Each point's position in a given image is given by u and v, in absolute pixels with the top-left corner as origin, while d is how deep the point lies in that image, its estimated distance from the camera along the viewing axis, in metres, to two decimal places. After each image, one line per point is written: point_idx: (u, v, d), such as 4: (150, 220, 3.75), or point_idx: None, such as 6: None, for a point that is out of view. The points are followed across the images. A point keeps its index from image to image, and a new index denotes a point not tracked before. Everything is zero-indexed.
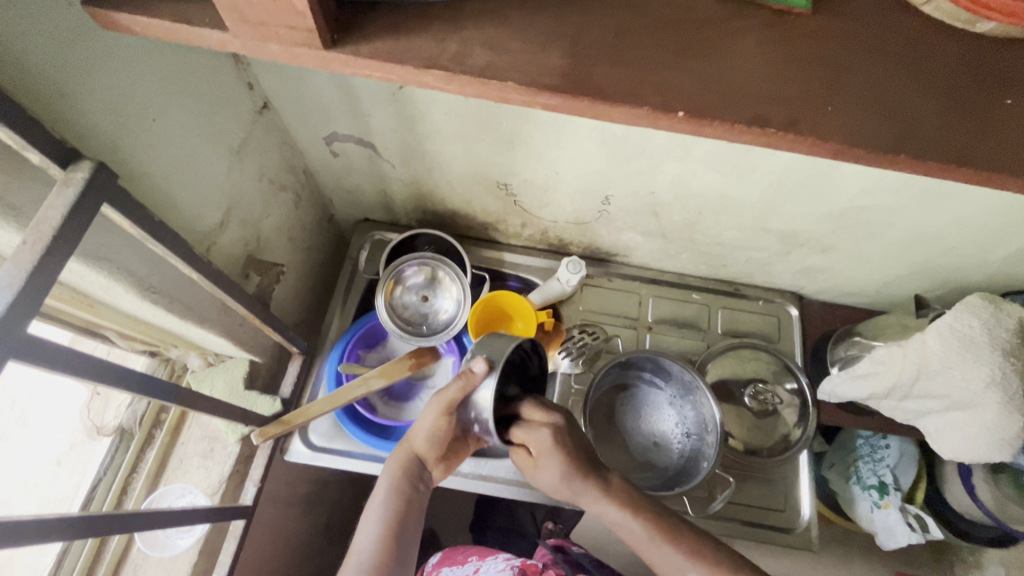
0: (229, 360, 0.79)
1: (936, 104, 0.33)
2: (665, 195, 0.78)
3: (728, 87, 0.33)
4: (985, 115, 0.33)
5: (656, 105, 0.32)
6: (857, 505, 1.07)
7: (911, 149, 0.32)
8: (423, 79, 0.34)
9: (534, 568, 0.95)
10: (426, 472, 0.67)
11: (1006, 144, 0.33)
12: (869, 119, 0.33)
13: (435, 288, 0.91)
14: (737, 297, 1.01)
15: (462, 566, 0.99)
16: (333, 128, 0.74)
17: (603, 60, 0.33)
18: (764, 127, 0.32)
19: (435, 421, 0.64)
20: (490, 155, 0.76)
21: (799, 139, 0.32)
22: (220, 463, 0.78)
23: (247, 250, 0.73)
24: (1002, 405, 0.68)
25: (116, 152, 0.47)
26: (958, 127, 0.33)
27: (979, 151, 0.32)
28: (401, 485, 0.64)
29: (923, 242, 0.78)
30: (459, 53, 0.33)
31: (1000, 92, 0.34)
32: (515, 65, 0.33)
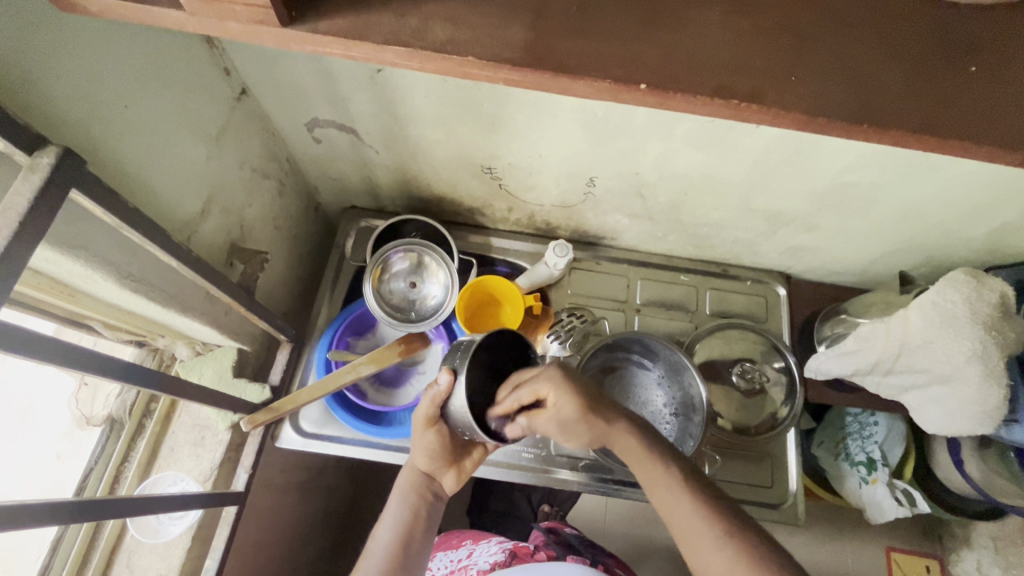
0: (217, 349, 0.79)
1: (900, 71, 0.33)
2: (649, 176, 0.78)
3: (692, 57, 0.32)
4: (947, 81, 0.33)
5: (617, 78, 0.32)
6: (847, 481, 1.09)
7: (874, 118, 0.32)
8: (384, 56, 0.34)
9: (526, 549, 0.96)
10: (434, 484, 0.69)
11: (969, 111, 0.32)
12: (833, 86, 0.32)
13: (423, 274, 0.91)
14: (726, 278, 1.01)
15: (456, 550, 1.01)
16: (313, 114, 0.74)
17: (566, 34, 0.33)
18: (726, 99, 0.32)
19: (425, 434, 0.66)
20: (472, 138, 0.75)
21: (761, 109, 0.32)
22: (211, 450, 0.78)
23: (231, 238, 0.72)
24: (983, 379, 0.69)
25: (89, 138, 0.47)
26: (921, 95, 0.33)
27: (940, 119, 0.32)
28: (408, 497, 0.67)
29: (908, 218, 0.78)
30: (420, 29, 0.33)
31: (966, 58, 0.33)
32: (475, 39, 0.32)
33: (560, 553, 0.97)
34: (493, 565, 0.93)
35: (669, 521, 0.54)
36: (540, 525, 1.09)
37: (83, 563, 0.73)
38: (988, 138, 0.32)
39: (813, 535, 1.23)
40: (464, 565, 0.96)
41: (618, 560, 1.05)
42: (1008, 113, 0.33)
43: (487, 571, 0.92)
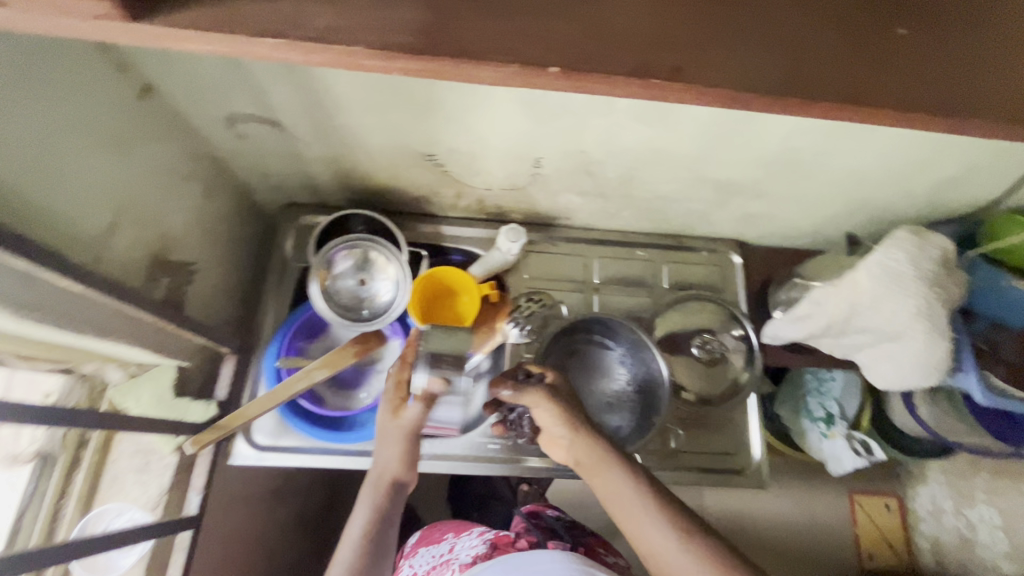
0: (154, 368, 0.74)
1: (835, 33, 0.32)
2: (596, 152, 0.75)
3: (615, 33, 0.30)
4: (878, 41, 0.32)
5: (533, 62, 0.29)
6: (807, 437, 1.13)
7: (811, 89, 0.30)
8: (261, 49, 0.30)
9: (506, 540, 0.93)
10: (405, 490, 0.67)
11: (904, 77, 0.31)
12: (768, 58, 0.30)
13: (372, 271, 0.87)
14: (682, 250, 1.00)
15: (438, 545, 1.00)
16: (231, 108, 0.68)
17: (467, 12, 0.30)
18: (646, 77, 0.29)
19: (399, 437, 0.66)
20: (407, 125, 0.71)
21: (689, 88, 0.29)
22: (158, 475, 0.73)
23: (153, 250, 0.66)
24: (929, 334, 0.71)
25: None
26: (853, 59, 0.31)
27: (879, 86, 0.31)
28: (375, 513, 0.63)
29: (852, 179, 0.79)
30: (290, 14, 0.30)
31: (893, 23, 0.32)
32: (365, 28, 0.29)
33: (541, 537, 0.96)
34: (474, 557, 0.91)
35: (646, 515, 0.61)
36: (522, 510, 1.10)
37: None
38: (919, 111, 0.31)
39: (782, 488, 1.28)
40: (446, 559, 0.94)
41: (598, 537, 1.07)
42: (928, 83, 0.32)
43: (468, 564, 0.90)
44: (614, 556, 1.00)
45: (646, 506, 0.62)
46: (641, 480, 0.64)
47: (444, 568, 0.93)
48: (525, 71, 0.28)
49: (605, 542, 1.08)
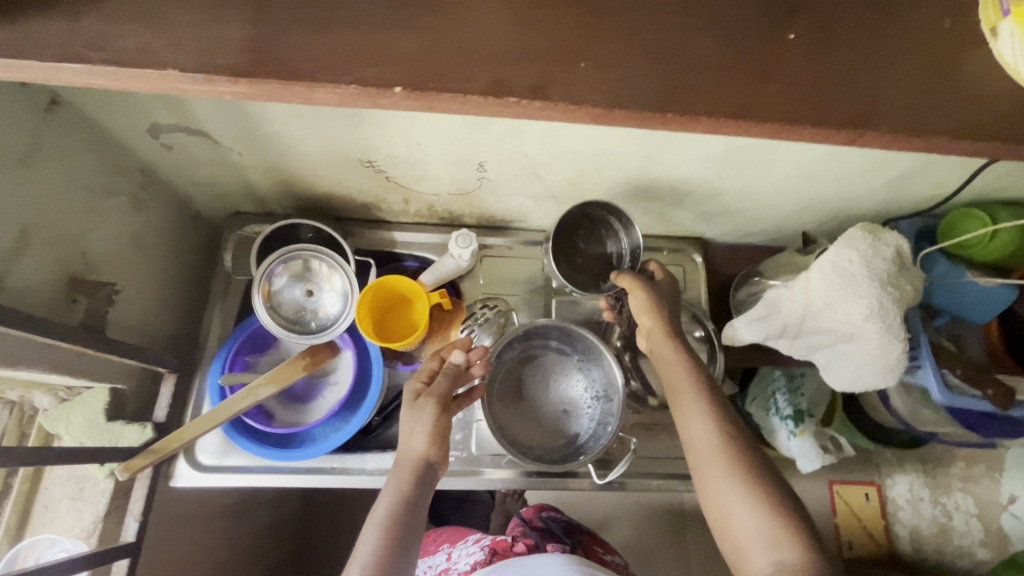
0: (85, 392, 0.70)
1: (716, 41, 0.40)
2: (540, 155, 0.73)
3: (458, 51, 0.37)
4: (763, 53, 0.40)
5: (368, 83, 0.36)
6: (776, 435, 1.11)
7: (684, 97, 0.38)
8: (62, 73, 0.37)
9: (504, 545, 0.94)
10: (431, 472, 0.71)
11: (778, 85, 0.39)
12: (645, 71, 0.38)
13: (319, 281, 0.84)
14: (642, 250, 0.98)
15: (433, 555, 1.01)
16: (152, 119, 0.65)
17: (285, 25, 0.37)
18: (494, 94, 0.36)
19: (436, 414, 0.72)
20: (339, 132, 0.68)
21: (543, 101, 0.37)
22: (92, 503, 0.71)
23: (69, 272, 0.63)
24: (883, 335, 0.69)
25: None
26: (733, 64, 0.39)
27: (758, 95, 0.39)
28: (404, 492, 0.67)
29: (807, 176, 0.76)
30: (98, 38, 0.37)
31: (784, 31, 0.41)
32: (165, 47, 0.36)
33: (538, 541, 0.97)
34: (474, 564, 0.92)
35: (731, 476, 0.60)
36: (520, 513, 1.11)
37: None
38: (774, 114, 0.39)
39: None
40: (446, 568, 0.96)
41: (594, 536, 1.10)
42: (783, 97, 0.39)
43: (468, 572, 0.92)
44: (610, 553, 1.03)
45: (719, 452, 0.62)
46: (721, 419, 0.65)
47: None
48: (358, 87, 0.36)
49: (600, 540, 1.11)
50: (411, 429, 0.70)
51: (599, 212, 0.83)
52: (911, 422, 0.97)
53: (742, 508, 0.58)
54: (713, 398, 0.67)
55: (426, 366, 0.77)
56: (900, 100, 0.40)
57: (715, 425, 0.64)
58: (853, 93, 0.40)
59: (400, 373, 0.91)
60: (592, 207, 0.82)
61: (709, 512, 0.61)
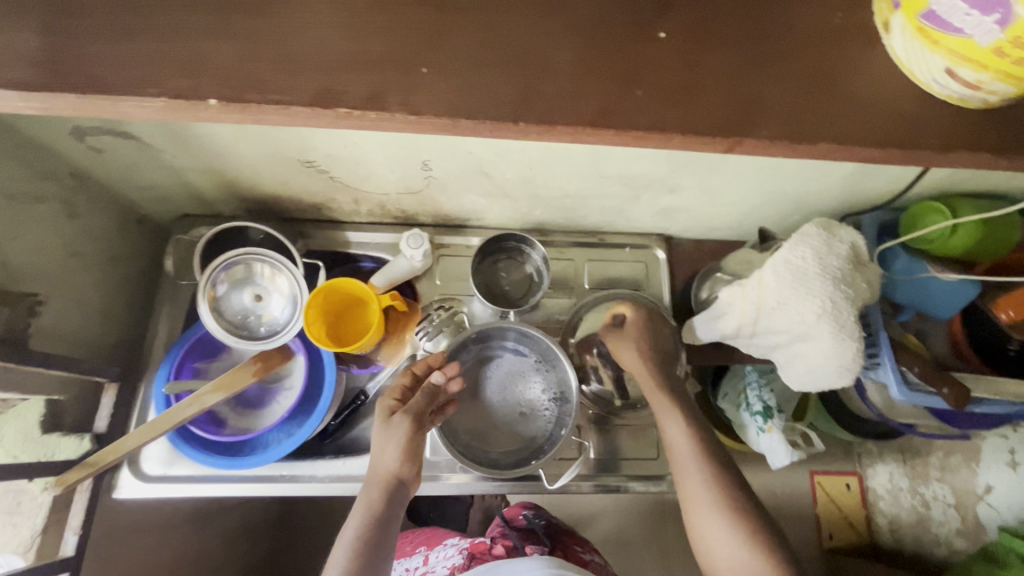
0: (19, 404, 0.66)
1: (568, 42, 0.42)
2: (484, 153, 0.70)
3: (284, 50, 0.41)
4: (608, 49, 0.43)
5: (181, 95, 0.40)
6: (747, 431, 1.10)
7: (532, 101, 0.41)
8: None
9: (482, 548, 0.96)
10: (403, 490, 0.72)
11: (624, 77, 0.42)
12: (495, 79, 0.41)
13: (268, 285, 0.82)
14: (605, 247, 0.96)
15: (410, 557, 1.03)
16: (72, 121, 0.63)
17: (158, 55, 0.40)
18: (323, 103, 0.40)
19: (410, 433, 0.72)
20: (271, 132, 0.65)
21: (370, 106, 0.40)
22: (30, 517, 0.68)
23: None
24: (836, 334, 0.67)
25: None
26: (581, 65, 0.42)
27: (606, 95, 0.42)
28: (375, 512, 0.68)
29: (762, 170, 0.74)
30: None
31: (653, 30, 0.43)
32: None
33: (515, 541, 0.97)
34: (451, 569, 0.94)
35: (705, 489, 0.70)
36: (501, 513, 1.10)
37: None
38: (615, 113, 0.42)
39: None
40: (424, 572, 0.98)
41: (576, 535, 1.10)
42: (652, 101, 0.42)
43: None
44: (588, 552, 1.02)
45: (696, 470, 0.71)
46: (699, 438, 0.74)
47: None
48: (188, 103, 0.40)
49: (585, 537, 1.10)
50: (383, 449, 0.71)
51: (509, 238, 0.90)
52: (884, 413, 0.95)
53: (730, 533, 0.67)
54: (686, 409, 0.76)
55: (399, 382, 0.76)
56: (778, 98, 0.43)
57: (691, 442, 0.73)
58: (728, 88, 0.43)
59: (355, 376, 0.88)
60: (503, 236, 0.89)
61: (696, 536, 0.70)
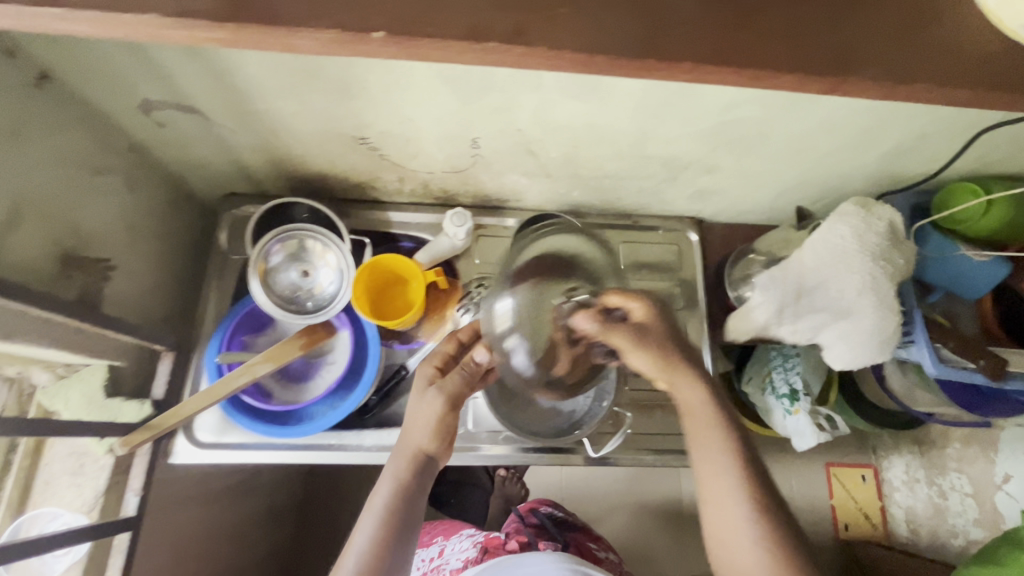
0: (84, 369, 0.70)
1: None
2: (533, 131, 0.72)
3: None
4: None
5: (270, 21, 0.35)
6: (772, 414, 1.12)
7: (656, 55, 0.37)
8: None
9: (496, 543, 0.97)
10: (431, 464, 0.72)
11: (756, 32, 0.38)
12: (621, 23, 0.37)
13: (314, 261, 0.85)
14: (637, 230, 0.98)
15: (428, 548, 1.05)
16: (142, 94, 0.65)
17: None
18: (485, 43, 0.35)
19: (442, 407, 0.73)
20: (330, 108, 0.68)
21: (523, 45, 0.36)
22: (92, 478, 0.72)
23: (63, 247, 0.63)
24: (878, 308, 0.69)
25: None
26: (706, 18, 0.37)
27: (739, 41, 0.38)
28: (404, 483, 0.68)
29: (801, 151, 0.76)
30: None
31: None
32: None
33: (530, 538, 1.00)
34: (464, 561, 0.95)
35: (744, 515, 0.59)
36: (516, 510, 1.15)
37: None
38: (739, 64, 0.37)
39: None
40: (438, 565, 0.99)
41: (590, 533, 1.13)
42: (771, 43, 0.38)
43: (460, 569, 0.94)
44: (600, 549, 1.06)
45: (734, 496, 0.60)
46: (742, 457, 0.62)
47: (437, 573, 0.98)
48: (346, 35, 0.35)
49: (595, 532, 1.14)
50: (414, 421, 0.72)
51: (545, 220, 0.92)
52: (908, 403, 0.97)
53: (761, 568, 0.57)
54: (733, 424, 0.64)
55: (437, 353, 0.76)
56: (874, 52, 0.39)
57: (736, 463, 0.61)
58: (827, 38, 0.38)
59: (397, 352, 0.90)
60: (540, 218, 0.91)
61: (717, 562, 0.61)
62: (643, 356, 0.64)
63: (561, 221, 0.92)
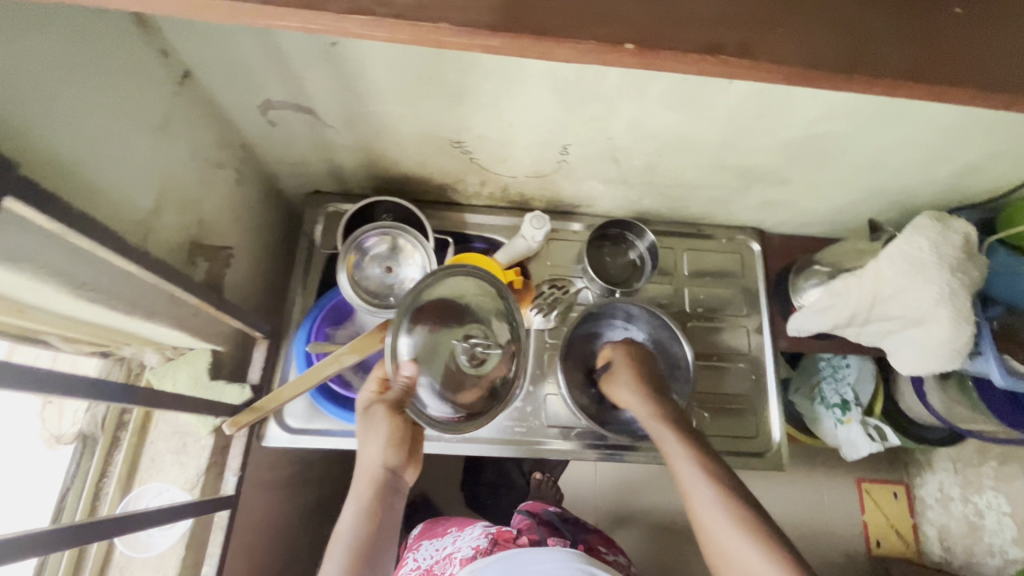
0: (190, 352, 0.74)
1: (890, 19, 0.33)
2: (623, 139, 0.76)
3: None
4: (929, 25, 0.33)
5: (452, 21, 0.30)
6: (823, 423, 1.15)
7: (865, 68, 0.32)
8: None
9: (507, 535, 0.87)
10: (397, 482, 0.65)
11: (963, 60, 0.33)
12: (826, 39, 0.32)
13: (398, 258, 0.88)
14: (700, 238, 1.02)
15: (442, 538, 0.95)
16: (266, 95, 0.69)
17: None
18: (717, 55, 0.31)
19: (389, 422, 0.65)
20: (437, 112, 0.72)
21: (751, 64, 0.31)
22: (194, 457, 0.75)
23: (190, 235, 0.67)
24: (953, 319, 0.71)
25: (26, 149, 0.44)
26: (910, 40, 0.33)
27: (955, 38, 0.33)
28: (368, 509, 0.62)
29: (875, 166, 0.80)
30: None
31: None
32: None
33: (542, 535, 0.91)
34: (474, 550, 0.85)
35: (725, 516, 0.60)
36: (522, 506, 1.04)
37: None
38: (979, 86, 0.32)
39: None
40: (448, 553, 0.89)
41: (602, 537, 1.03)
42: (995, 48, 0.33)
43: (469, 558, 0.84)
44: (615, 554, 0.96)
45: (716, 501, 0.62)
46: (707, 461, 0.65)
47: (447, 563, 0.87)
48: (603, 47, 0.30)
49: (607, 537, 1.05)
50: (365, 440, 0.65)
51: (613, 226, 0.96)
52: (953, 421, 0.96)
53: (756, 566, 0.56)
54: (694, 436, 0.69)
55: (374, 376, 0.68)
56: None
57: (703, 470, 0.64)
58: None
59: None
60: (609, 224, 0.95)
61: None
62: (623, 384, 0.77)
63: (631, 228, 0.96)
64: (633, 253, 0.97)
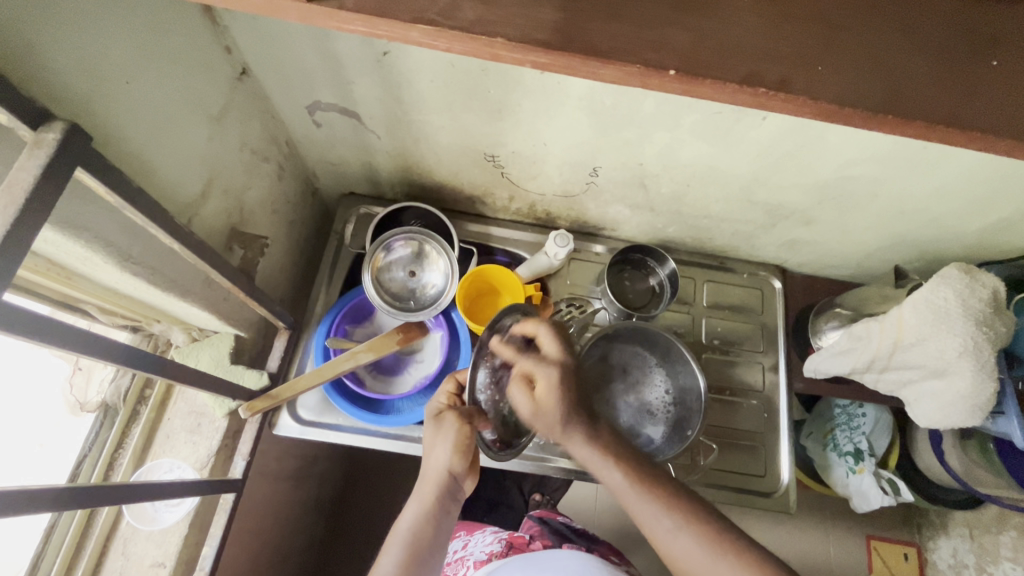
0: (214, 335, 0.77)
1: (927, 63, 0.34)
2: (653, 166, 0.78)
3: (634, 14, 0.33)
4: (972, 72, 0.34)
5: (508, 36, 0.32)
6: (834, 471, 1.12)
7: (901, 110, 0.33)
8: None
9: (522, 540, 0.89)
10: (456, 488, 0.65)
11: (995, 106, 0.34)
12: (863, 80, 0.33)
13: (423, 263, 0.90)
14: (722, 271, 1.02)
15: (450, 543, 0.93)
16: (315, 97, 0.72)
17: (597, 16, 0.33)
18: (757, 86, 0.32)
19: (457, 427, 0.64)
20: (475, 124, 0.74)
21: (790, 98, 0.33)
22: (207, 438, 0.77)
23: (229, 222, 0.71)
24: (975, 373, 0.70)
25: (96, 125, 0.47)
26: (946, 87, 0.34)
27: (988, 84, 0.34)
28: (428, 510, 0.63)
29: (904, 214, 0.80)
30: None
31: (989, 52, 0.34)
32: None
33: (556, 541, 0.93)
34: (489, 555, 0.86)
35: (694, 535, 0.55)
36: (533, 514, 1.03)
37: (70, 569, 0.70)
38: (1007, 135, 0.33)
39: (801, 523, 1.27)
40: (460, 556, 0.88)
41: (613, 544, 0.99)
42: None
43: (483, 561, 0.85)
44: (628, 564, 0.92)
45: (673, 518, 0.56)
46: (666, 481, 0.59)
47: (459, 566, 0.87)
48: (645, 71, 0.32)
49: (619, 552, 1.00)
50: (432, 442, 0.65)
51: (635, 251, 0.97)
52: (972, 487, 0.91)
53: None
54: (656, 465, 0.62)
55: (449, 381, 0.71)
56: None
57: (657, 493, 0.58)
58: None
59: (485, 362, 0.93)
60: (632, 249, 0.96)
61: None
62: (541, 401, 0.58)
63: (654, 255, 0.96)
64: (654, 279, 0.97)
